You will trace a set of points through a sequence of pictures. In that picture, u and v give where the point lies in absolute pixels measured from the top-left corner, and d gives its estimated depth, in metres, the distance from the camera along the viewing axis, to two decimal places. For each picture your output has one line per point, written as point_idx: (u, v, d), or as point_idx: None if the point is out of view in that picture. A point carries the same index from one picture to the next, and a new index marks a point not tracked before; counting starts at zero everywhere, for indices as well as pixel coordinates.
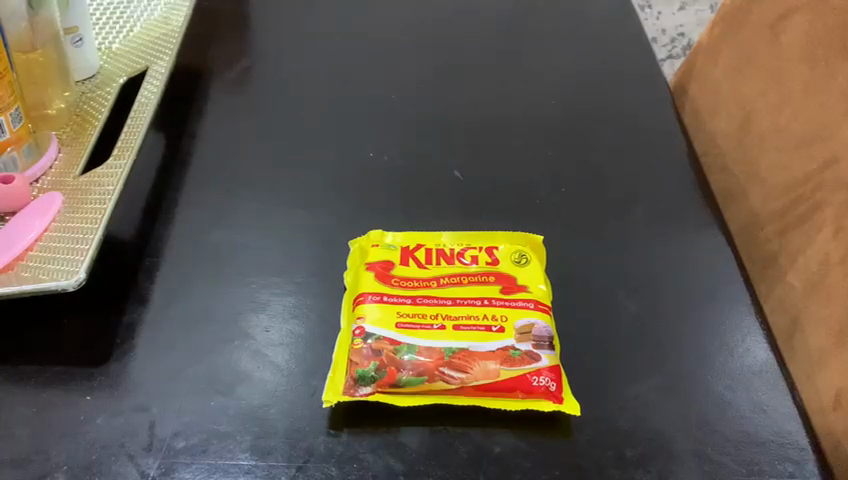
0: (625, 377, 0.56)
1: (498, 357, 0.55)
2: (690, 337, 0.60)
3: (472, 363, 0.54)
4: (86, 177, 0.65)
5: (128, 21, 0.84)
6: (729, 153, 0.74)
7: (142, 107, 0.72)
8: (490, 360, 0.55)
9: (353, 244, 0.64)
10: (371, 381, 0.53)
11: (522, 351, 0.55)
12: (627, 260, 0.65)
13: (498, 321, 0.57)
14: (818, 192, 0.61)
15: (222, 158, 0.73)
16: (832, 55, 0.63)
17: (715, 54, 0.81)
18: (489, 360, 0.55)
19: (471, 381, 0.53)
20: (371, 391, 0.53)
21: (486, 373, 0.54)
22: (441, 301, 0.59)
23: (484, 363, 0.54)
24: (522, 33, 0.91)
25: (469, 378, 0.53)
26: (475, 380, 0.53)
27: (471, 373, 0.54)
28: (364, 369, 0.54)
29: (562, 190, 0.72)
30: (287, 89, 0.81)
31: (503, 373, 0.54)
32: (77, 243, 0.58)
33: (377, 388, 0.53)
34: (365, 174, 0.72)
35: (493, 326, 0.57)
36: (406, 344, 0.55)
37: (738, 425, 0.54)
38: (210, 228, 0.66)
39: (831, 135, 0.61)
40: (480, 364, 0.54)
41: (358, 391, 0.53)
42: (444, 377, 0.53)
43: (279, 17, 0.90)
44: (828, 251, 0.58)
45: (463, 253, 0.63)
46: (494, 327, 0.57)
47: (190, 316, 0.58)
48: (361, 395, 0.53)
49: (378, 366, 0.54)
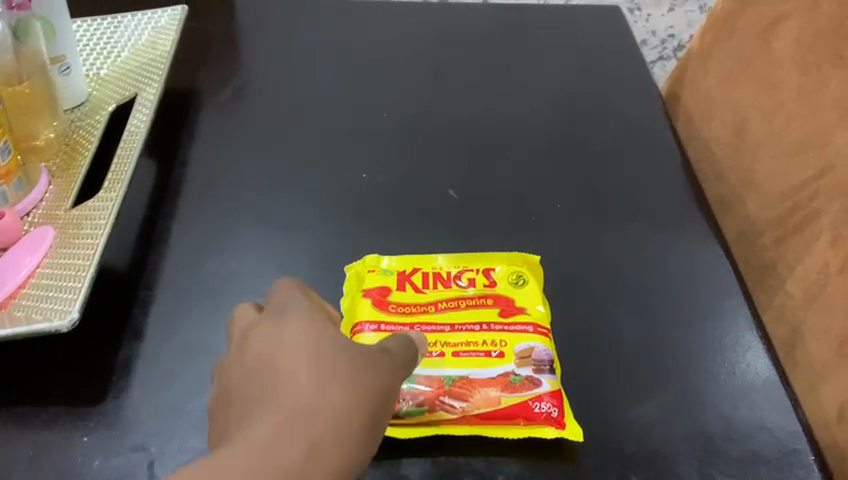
0: (627, 398, 0.56)
1: (499, 384, 0.54)
2: (694, 355, 0.59)
3: (473, 391, 0.54)
4: (77, 209, 0.64)
5: (116, 45, 0.84)
6: (723, 160, 0.81)
7: (133, 136, 0.71)
8: (491, 387, 0.54)
9: (349, 270, 0.64)
10: None
11: (523, 377, 0.55)
12: (626, 274, 0.65)
13: (497, 346, 0.57)
14: (815, 199, 0.67)
15: (212, 183, 0.72)
16: (823, 61, 0.69)
17: (707, 62, 0.86)
18: (490, 387, 0.54)
19: (472, 410, 0.53)
20: None
21: (487, 401, 0.53)
22: (439, 328, 0.58)
23: (485, 391, 0.54)
24: (511, 46, 0.90)
25: (470, 406, 0.53)
26: (476, 409, 0.53)
27: (471, 402, 0.53)
28: None
29: (558, 205, 0.71)
30: (278, 108, 0.81)
31: (505, 400, 0.54)
32: (69, 280, 0.57)
33: None
34: (361, 194, 0.72)
35: (493, 351, 0.57)
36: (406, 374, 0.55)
37: (742, 444, 0.54)
38: (205, 257, 0.65)
39: (826, 143, 0.67)
40: (481, 392, 0.54)
41: None
42: (444, 407, 0.53)
43: (265, 37, 0.90)
44: (826, 259, 0.64)
45: (460, 275, 0.63)
46: (493, 353, 0.56)
47: (187, 350, 0.58)
48: None
49: None
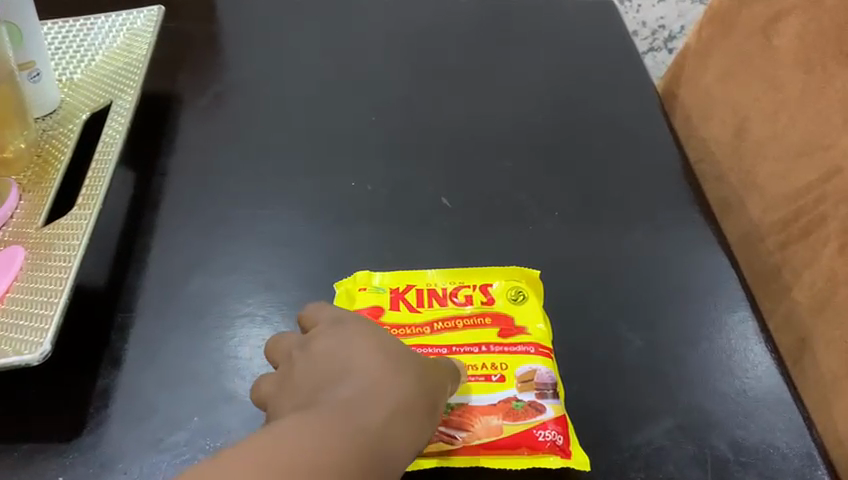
0: (632, 422, 0.53)
1: (500, 411, 0.53)
2: (700, 372, 0.57)
3: (475, 420, 0.52)
4: (50, 227, 0.60)
5: (89, 48, 0.80)
6: (723, 159, 0.78)
7: (108, 146, 0.68)
8: (493, 415, 0.53)
9: (339, 287, 0.61)
10: None
11: (525, 403, 0.53)
12: (627, 286, 0.62)
13: (498, 370, 0.55)
14: (821, 203, 0.64)
15: (193, 195, 0.69)
16: (828, 59, 0.66)
17: (705, 57, 0.83)
18: (492, 414, 0.53)
19: (473, 439, 0.51)
20: None
21: (489, 431, 0.52)
22: (437, 351, 0.56)
23: (486, 419, 0.52)
24: (501, 43, 0.87)
25: (471, 436, 0.52)
26: (478, 439, 0.51)
27: (473, 431, 0.52)
28: None
29: (555, 213, 0.68)
30: (261, 113, 0.77)
31: (507, 429, 0.52)
32: (40, 307, 0.54)
33: None
34: (348, 204, 0.68)
35: (494, 375, 0.55)
36: None
37: (754, 468, 0.51)
38: (186, 276, 0.62)
39: (832, 144, 0.64)
40: (482, 420, 0.52)
41: None
42: (443, 437, 0.51)
43: (246, 36, 0.86)
44: (835, 267, 0.61)
45: (456, 292, 0.60)
46: (494, 377, 0.54)
47: (170, 376, 0.54)
48: None
49: None
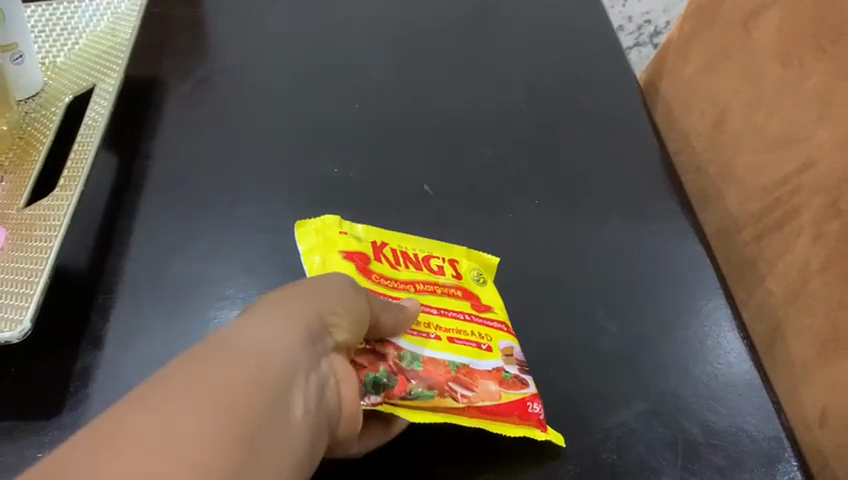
0: (605, 405, 0.54)
1: (495, 378, 0.54)
2: (671, 355, 0.58)
3: (476, 382, 0.53)
4: (31, 208, 0.61)
5: (73, 32, 0.80)
6: (702, 151, 0.79)
7: (90, 129, 0.68)
8: (490, 380, 0.54)
9: (309, 231, 0.59)
10: (383, 389, 0.49)
11: (512, 374, 0.55)
12: (605, 273, 0.63)
13: (485, 339, 0.56)
14: (796, 194, 0.65)
15: (176, 179, 0.69)
16: (805, 53, 0.67)
17: (687, 50, 0.84)
18: (489, 380, 0.54)
19: (477, 401, 0.52)
20: (381, 400, 0.49)
21: (489, 395, 0.53)
22: (426, 309, 0.57)
23: (486, 383, 0.53)
24: (484, 34, 0.87)
25: (475, 397, 0.52)
26: (480, 401, 0.52)
27: (476, 393, 0.53)
28: (375, 374, 0.49)
29: (535, 201, 0.69)
30: (244, 99, 0.77)
31: (504, 395, 0.53)
32: (21, 286, 0.54)
33: (387, 399, 0.49)
34: (331, 191, 0.69)
35: (482, 343, 0.56)
36: (410, 353, 0.52)
37: (721, 450, 0.53)
38: (167, 259, 0.62)
39: (807, 138, 0.65)
40: (482, 384, 0.53)
41: (370, 398, 0.48)
42: (452, 394, 0.52)
43: (230, 21, 0.86)
44: (809, 257, 0.62)
45: (429, 260, 0.62)
46: (483, 345, 0.56)
47: (148, 357, 0.55)
48: (373, 402, 0.48)
49: (388, 373, 0.50)
